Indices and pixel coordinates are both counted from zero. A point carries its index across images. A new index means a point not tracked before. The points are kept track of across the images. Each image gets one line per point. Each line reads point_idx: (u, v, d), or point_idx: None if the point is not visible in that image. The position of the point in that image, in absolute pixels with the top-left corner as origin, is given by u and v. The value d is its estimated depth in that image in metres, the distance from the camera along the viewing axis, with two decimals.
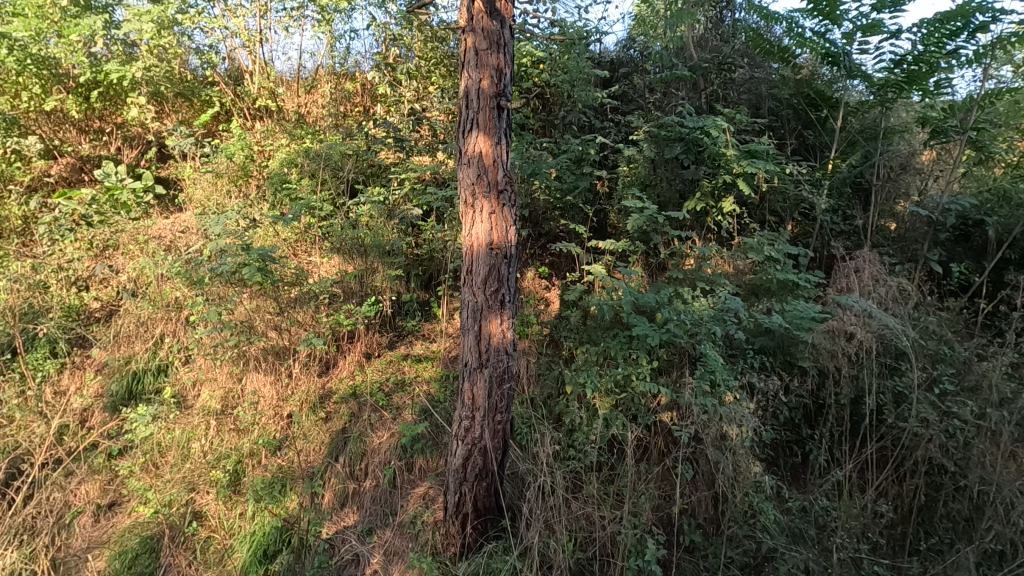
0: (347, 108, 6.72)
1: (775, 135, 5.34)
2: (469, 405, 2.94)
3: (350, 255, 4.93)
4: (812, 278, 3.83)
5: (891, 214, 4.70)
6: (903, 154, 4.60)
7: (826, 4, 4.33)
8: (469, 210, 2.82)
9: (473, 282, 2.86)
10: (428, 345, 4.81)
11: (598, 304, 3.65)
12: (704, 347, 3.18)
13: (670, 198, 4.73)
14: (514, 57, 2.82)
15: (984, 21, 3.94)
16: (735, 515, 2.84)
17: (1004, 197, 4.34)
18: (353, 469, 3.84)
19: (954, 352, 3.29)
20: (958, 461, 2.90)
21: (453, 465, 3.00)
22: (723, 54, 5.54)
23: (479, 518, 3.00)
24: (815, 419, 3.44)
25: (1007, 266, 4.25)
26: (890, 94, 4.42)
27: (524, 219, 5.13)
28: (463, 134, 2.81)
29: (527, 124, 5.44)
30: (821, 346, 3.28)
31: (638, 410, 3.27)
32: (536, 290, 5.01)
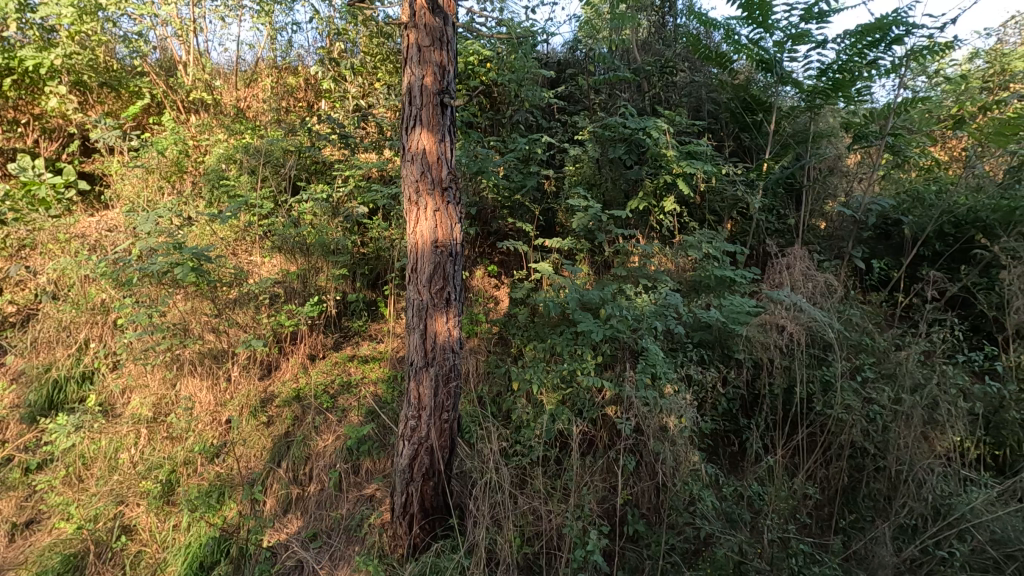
0: (289, 104, 6.49)
1: (714, 137, 5.55)
2: (415, 404, 2.91)
3: (293, 254, 4.80)
4: (748, 274, 3.98)
5: (821, 213, 4.98)
6: (831, 157, 4.90)
7: (759, 12, 4.53)
8: (413, 207, 2.80)
9: (418, 280, 2.83)
10: (375, 346, 4.74)
11: (545, 301, 3.69)
12: (646, 342, 3.28)
13: (614, 198, 4.84)
14: (458, 54, 2.82)
15: (899, 34, 4.20)
16: (676, 504, 2.93)
17: (918, 198, 4.67)
18: (297, 473, 3.74)
19: (874, 342, 3.53)
20: (878, 444, 3.13)
21: (400, 465, 2.97)
22: (666, 58, 5.72)
23: (427, 518, 2.99)
24: (751, 409, 3.60)
25: (921, 262, 4.59)
26: (818, 100, 4.72)
27: (473, 218, 5.16)
28: (407, 130, 2.78)
29: (474, 122, 5.44)
30: (755, 339, 3.38)
31: (583, 405, 3.33)
32: (486, 289, 5.04)
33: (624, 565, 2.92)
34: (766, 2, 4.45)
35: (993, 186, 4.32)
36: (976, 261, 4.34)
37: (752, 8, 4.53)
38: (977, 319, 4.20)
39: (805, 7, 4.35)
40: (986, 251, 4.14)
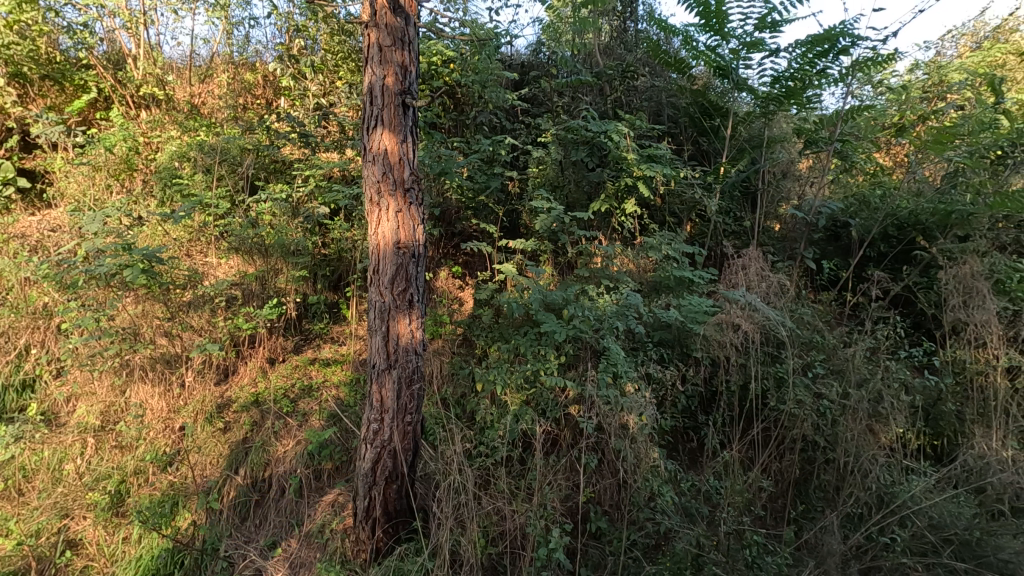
0: (247, 101, 6.30)
1: (674, 141, 5.68)
2: (378, 407, 2.88)
3: (251, 255, 4.69)
4: (706, 274, 4.10)
5: (775, 216, 5.17)
6: (784, 162, 5.09)
7: (716, 20, 4.67)
8: (374, 209, 2.77)
9: (380, 281, 2.81)
10: (337, 349, 4.66)
11: (509, 302, 3.71)
12: (607, 341, 3.33)
13: (577, 199, 4.90)
14: (420, 55, 2.81)
15: (846, 45, 4.38)
16: (637, 500, 3.00)
17: (864, 202, 4.89)
18: (256, 480, 3.65)
19: (824, 340, 3.69)
20: (828, 437, 3.26)
21: (362, 469, 2.93)
22: (627, 62, 5.81)
23: (390, 521, 2.97)
24: (709, 406, 3.70)
25: (867, 263, 4.82)
26: (772, 107, 4.89)
27: (437, 219, 5.14)
28: (367, 130, 2.76)
29: (437, 122, 5.41)
30: (711, 338, 3.50)
31: (547, 405, 3.36)
32: (450, 290, 5.04)
33: (587, 562, 2.96)
34: (723, 11, 4.59)
35: (931, 191, 4.57)
36: (916, 262, 4.59)
37: (709, 16, 4.66)
38: (918, 317, 4.44)
39: (759, 17, 4.51)
40: (926, 252, 4.39)
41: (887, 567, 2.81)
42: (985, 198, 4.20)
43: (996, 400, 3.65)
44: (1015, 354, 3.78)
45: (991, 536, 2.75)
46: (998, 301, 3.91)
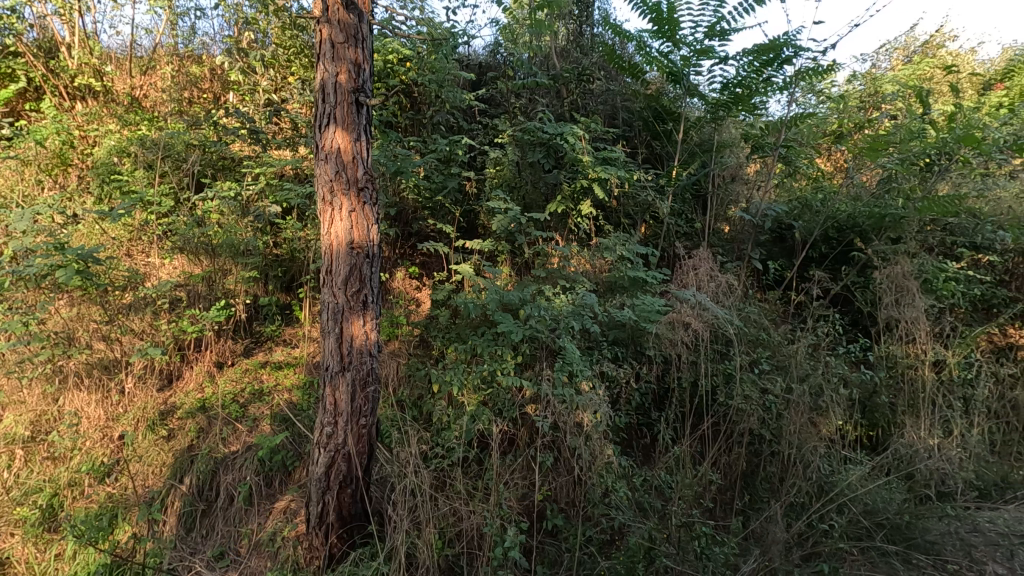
0: (192, 95, 6.02)
1: (628, 144, 5.80)
2: (331, 410, 2.83)
3: (197, 256, 4.53)
4: (658, 275, 4.20)
5: (724, 218, 5.35)
6: (732, 165, 5.28)
7: (668, 26, 4.79)
8: (327, 208, 2.72)
9: (333, 282, 2.75)
10: (289, 351, 4.56)
11: (465, 302, 3.70)
12: (563, 341, 3.37)
13: (534, 200, 4.93)
14: (374, 53, 2.78)
15: (789, 55, 4.54)
16: (592, 496, 3.05)
17: (807, 205, 5.13)
18: (202, 489, 3.51)
19: (769, 337, 3.85)
20: (773, 430, 3.40)
21: (315, 474, 2.86)
22: (583, 65, 5.88)
23: (345, 526, 2.91)
24: (662, 402, 3.79)
25: (809, 263, 5.06)
26: (721, 112, 5.08)
27: (393, 220, 5.09)
28: (320, 128, 2.70)
29: (393, 122, 5.33)
30: (663, 336, 3.61)
31: (503, 404, 3.37)
32: (407, 290, 5.01)
33: (543, 560, 2.98)
34: (674, 18, 4.72)
35: (867, 196, 4.85)
36: (854, 263, 4.85)
37: (661, 22, 4.79)
38: (855, 314, 4.69)
39: (709, 25, 4.65)
40: (862, 253, 4.64)
41: (826, 552, 2.97)
42: (914, 203, 4.48)
43: (924, 392, 3.92)
44: (940, 349, 4.07)
45: (920, 520, 3.06)
46: (926, 300, 4.18)
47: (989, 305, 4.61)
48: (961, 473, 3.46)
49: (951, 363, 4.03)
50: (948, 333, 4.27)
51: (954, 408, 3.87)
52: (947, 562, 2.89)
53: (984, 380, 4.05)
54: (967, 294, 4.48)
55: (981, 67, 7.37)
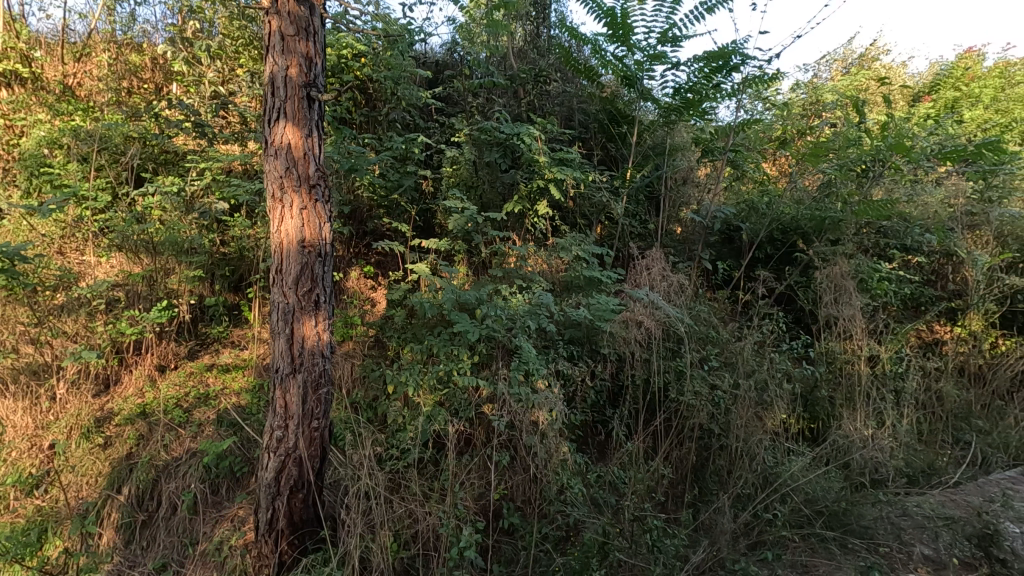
0: (131, 85, 5.67)
1: (584, 146, 5.88)
2: (282, 413, 2.75)
3: (137, 254, 4.29)
4: (613, 274, 4.27)
5: (677, 219, 5.49)
6: (684, 169, 5.43)
7: (622, 31, 4.88)
8: (277, 205, 2.64)
9: (284, 282, 2.68)
10: (237, 354, 4.43)
11: (421, 302, 3.65)
12: (519, 340, 3.37)
13: (491, 200, 4.92)
14: (326, 47, 2.72)
15: (737, 62, 4.71)
16: (548, 494, 3.07)
17: (753, 207, 5.34)
18: (142, 499, 3.34)
19: (718, 335, 3.98)
20: (721, 425, 3.51)
21: (264, 479, 2.77)
22: (540, 67, 5.92)
23: (296, 532, 2.82)
24: (616, 400, 3.85)
25: (755, 263, 5.26)
26: (673, 116, 5.21)
27: (346, 218, 4.99)
28: (269, 123, 2.62)
29: (347, 119, 5.22)
30: (617, 335, 3.69)
31: (460, 404, 3.36)
32: (362, 290, 4.94)
33: (499, 559, 2.98)
34: (628, 23, 4.81)
35: (809, 200, 5.09)
36: (797, 263, 5.08)
37: (615, 27, 4.88)
38: (797, 312, 4.92)
39: (661, 31, 4.77)
40: (804, 254, 4.86)
41: (770, 540, 3.10)
42: (851, 207, 4.74)
43: (860, 385, 4.14)
44: (874, 345, 4.32)
45: (855, 506, 3.24)
46: (862, 298, 4.42)
47: (917, 304, 4.97)
48: (892, 461, 3.69)
49: (884, 358, 4.28)
50: (881, 329, 4.54)
51: (887, 401, 4.11)
52: (879, 544, 3.11)
53: (913, 374, 4.31)
54: (898, 293, 4.77)
55: (911, 80, 7.87)
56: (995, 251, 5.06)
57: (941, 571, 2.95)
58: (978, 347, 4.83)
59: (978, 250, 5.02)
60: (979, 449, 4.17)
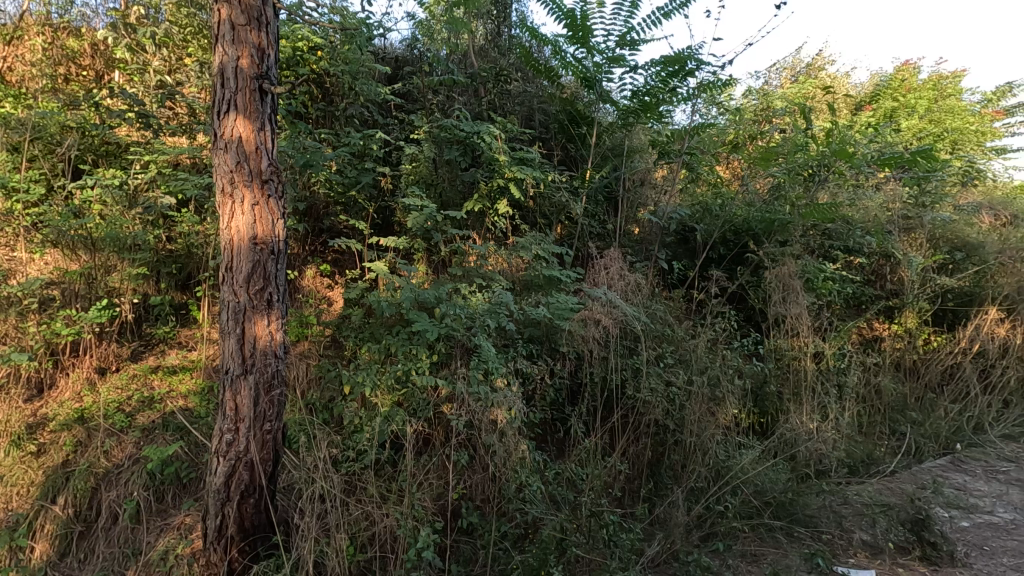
0: (69, 72, 5.35)
1: (545, 146, 5.91)
2: (232, 416, 2.65)
3: (74, 250, 4.07)
4: (572, 273, 4.30)
5: (635, 220, 5.58)
6: (641, 170, 5.53)
7: (582, 33, 4.94)
8: (227, 200, 2.55)
9: (234, 280, 2.59)
10: (185, 355, 4.24)
11: (379, 302, 3.58)
12: (479, 339, 3.36)
13: (450, 198, 4.89)
14: (279, 39, 2.64)
15: (692, 67, 4.83)
16: (507, 492, 3.08)
17: (707, 209, 5.49)
18: (80, 509, 3.18)
19: (674, 333, 4.06)
20: (676, 420, 3.60)
21: (213, 485, 2.67)
22: (501, 66, 5.91)
23: (246, 539, 2.73)
24: (575, 397, 3.88)
25: (710, 263, 5.41)
26: (631, 118, 5.30)
27: (302, 215, 4.86)
28: (218, 114, 2.53)
29: (303, 113, 5.07)
30: (576, 333, 3.72)
31: (418, 404, 3.32)
32: (318, 289, 4.83)
33: (458, 559, 2.98)
34: (588, 25, 4.88)
35: (759, 202, 5.27)
36: (748, 263, 5.25)
37: (575, 29, 4.93)
38: (748, 311, 5.09)
39: (620, 34, 4.85)
40: (755, 254, 5.03)
41: (722, 532, 3.21)
42: (798, 209, 4.95)
43: (806, 380, 4.32)
44: (819, 341, 4.52)
45: (801, 496, 3.41)
46: (808, 297, 4.62)
47: (859, 302, 5.22)
48: (835, 452, 3.88)
49: (828, 354, 4.48)
50: (826, 327, 4.75)
51: (831, 395, 4.30)
52: (822, 532, 3.27)
53: (854, 369, 4.54)
54: (842, 293, 5.01)
55: (854, 90, 8.27)
56: (928, 253, 5.38)
57: (878, 555, 3.12)
58: (912, 343, 5.12)
59: (913, 252, 5.32)
60: (913, 439, 4.42)
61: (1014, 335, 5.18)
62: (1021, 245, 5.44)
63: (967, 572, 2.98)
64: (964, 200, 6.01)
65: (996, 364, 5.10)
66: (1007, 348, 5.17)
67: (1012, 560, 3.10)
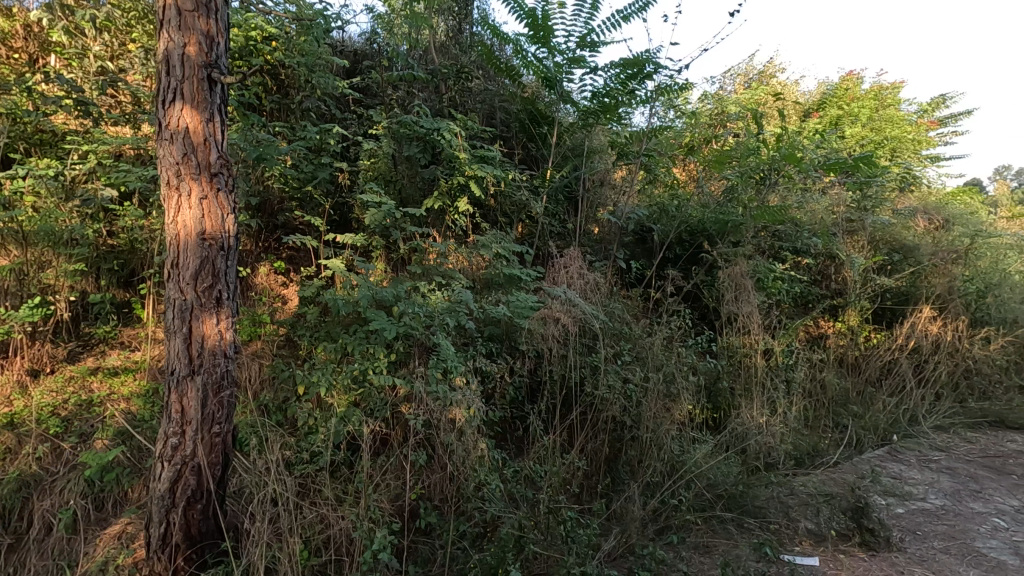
0: None
1: (505, 144, 5.90)
2: (178, 419, 2.55)
3: (4, 244, 3.81)
4: (532, 272, 4.32)
5: (595, 219, 5.64)
6: (601, 171, 5.61)
7: (543, 32, 4.96)
8: (173, 194, 2.44)
9: (181, 277, 2.48)
10: (127, 356, 4.05)
11: (335, 300, 3.50)
12: (438, 337, 3.33)
13: (410, 195, 4.82)
14: (230, 27, 2.55)
15: (651, 70, 4.93)
16: (466, 491, 3.06)
17: (664, 210, 5.62)
18: (9, 520, 2.99)
19: (632, 331, 4.13)
20: (633, 416, 3.66)
21: (157, 491, 2.56)
22: (462, 63, 5.87)
23: (193, 546, 2.61)
24: (534, 395, 3.89)
25: (666, 263, 5.53)
26: (591, 119, 5.37)
27: (254, 210, 4.70)
28: (163, 104, 2.42)
29: (256, 105, 4.90)
30: (536, 332, 3.74)
31: (375, 404, 3.27)
32: (272, 287, 4.69)
33: (416, 560, 2.95)
34: (549, 25, 4.91)
35: (714, 203, 5.43)
36: (702, 263, 5.40)
37: (536, 28, 4.94)
38: (702, 309, 5.23)
39: (580, 35, 4.91)
40: (709, 254, 5.18)
41: (676, 524, 3.29)
42: (750, 211, 5.12)
43: (756, 376, 4.48)
44: (768, 339, 4.69)
45: (751, 488, 3.54)
46: (758, 296, 4.78)
47: (806, 301, 5.45)
48: (782, 445, 4.03)
49: (777, 351, 4.66)
50: (775, 325, 4.94)
51: (779, 390, 4.47)
52: (770, 522, 3.41)
53: (801, 365, 4.73)
54: (790, 292, 5.21)
55: (803, 98, 8.61)
56: (869, 254, 5.67)
57: (821, 543, 3.27)
58: (854, 340, 5.38)
59: (856, 253, 5.59)
60: (854, 431, 4.65)
61: (945, 332, 5.52)
62: (951, 248, 5.80)
63: (901, 556, 3.16)
64: (902, 204, 6.35)
65: (929, 359, 5.42)
66: (939, 344, 5.51)
67: (941, 543, 3.31)
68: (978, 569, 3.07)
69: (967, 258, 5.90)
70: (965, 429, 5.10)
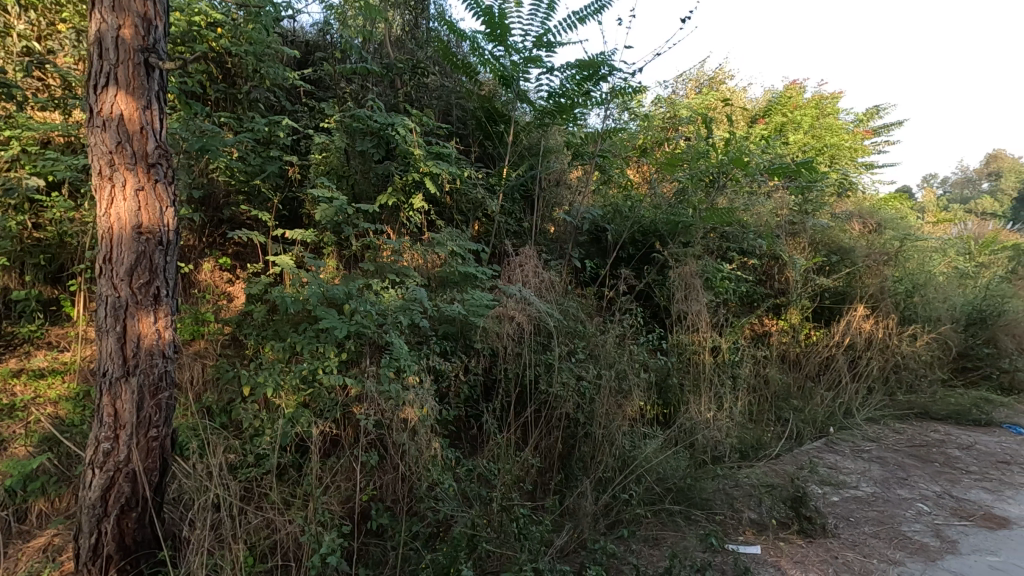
0: None
1: (462, 141, 5.86)
2: (111, 423, 2.41)
3: None
4: (487, 270, 4.31)
5: (551, 218, 5.68)
6: (557, 170, 5.65)
7: (500, 31, 4.96)
8: (105, 184, 2.31)
9: (114, 272, 2.34)
10: (55, 356, 3.80)
11: (282, 297, 3.39)
12: (391, 336, 3.27)
13: (363, 191, 4.72)
14: (170, 10, 2.43)
15: (605, 72, 5.00)
16: (419, 491, 3.03)
17: (618, 210, 5.72)
18: None
19: (586, 329, 4.19)
20: (586, 413, 3.71)
21: (88, 499, 2.42)
22: (418, 58, 5.78)
23: (128, 557, 2.47)
24: (488, 393, 3.89)
25: (619, 262, 5.64)
26: (547, 119, 5.39)
27: (197, 204, 4.49)
28: (95, 88, 2.28)
29: (200, 94, 4.68)
30: (491, 330, 3.74)
31: (325, 404, 3.19)
32: (217, 284, 4.51)
33: (367, 562, 2.90)
34: (505, 23, 4.90)
35: (666, 204, 5.57)
36: (654, 263, 5.54)
37: (493, 26, 4.93)
38: (654, 308, 5.36)
39: (537, 35, 4.92)
40: (660, 255, 5.31)
41: (627, 518, 3.36)
42: (700, 212, 5.29)
43: (704, 373, 4.63)
44: (716, 337, 4.86)
45: (697, 482, 3.67)
46: (707, 295, 4.94)
47: (751, 300, 5.67)
48: (728, 439, 4.18)
49: (724, 349, 4.82)
50: (722, 323, 5.12)
51: (726, 386, 4.63)
52: (716, 513, 3.53)
53: (746, 361, 4.92)
54: (737, 291, 5.41)
55: (750, 104, 8.94)
56: (809, 255, 5.95)
57: (763, 531, 3.41)
58: (795, 337, 5.64)
59: (797, 254, 5.86)
60: (795, 424, 4.87)
61: (877, 329, 5.86)
62: (883, 250, 6.17)
63: (836, 541, 3.33)
64: (839, 209, 6.69)
65: (863, 355, 5.73)
66: (872, 341, 5.84)
67: (872, 528, 3.51)
68: (905, 551, 3.27)
69: (897, 260, 6.28)
70: (894, 421, 5.44)
